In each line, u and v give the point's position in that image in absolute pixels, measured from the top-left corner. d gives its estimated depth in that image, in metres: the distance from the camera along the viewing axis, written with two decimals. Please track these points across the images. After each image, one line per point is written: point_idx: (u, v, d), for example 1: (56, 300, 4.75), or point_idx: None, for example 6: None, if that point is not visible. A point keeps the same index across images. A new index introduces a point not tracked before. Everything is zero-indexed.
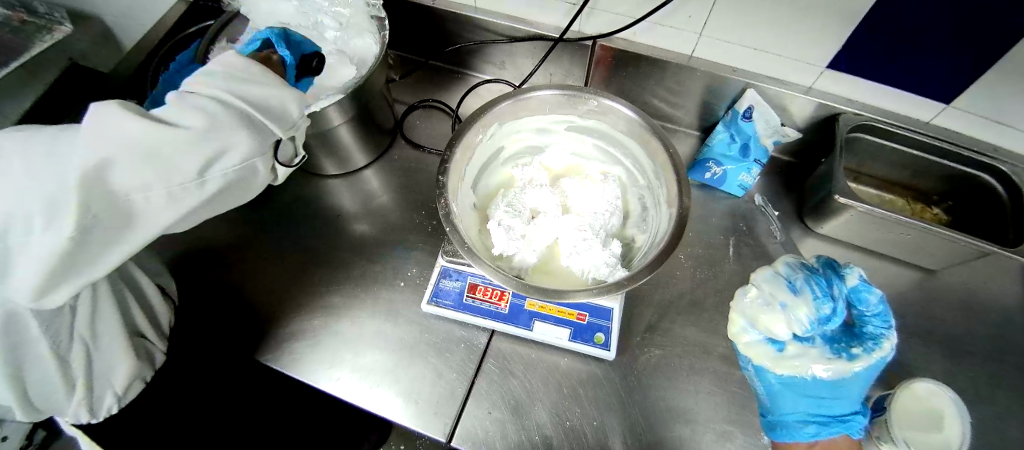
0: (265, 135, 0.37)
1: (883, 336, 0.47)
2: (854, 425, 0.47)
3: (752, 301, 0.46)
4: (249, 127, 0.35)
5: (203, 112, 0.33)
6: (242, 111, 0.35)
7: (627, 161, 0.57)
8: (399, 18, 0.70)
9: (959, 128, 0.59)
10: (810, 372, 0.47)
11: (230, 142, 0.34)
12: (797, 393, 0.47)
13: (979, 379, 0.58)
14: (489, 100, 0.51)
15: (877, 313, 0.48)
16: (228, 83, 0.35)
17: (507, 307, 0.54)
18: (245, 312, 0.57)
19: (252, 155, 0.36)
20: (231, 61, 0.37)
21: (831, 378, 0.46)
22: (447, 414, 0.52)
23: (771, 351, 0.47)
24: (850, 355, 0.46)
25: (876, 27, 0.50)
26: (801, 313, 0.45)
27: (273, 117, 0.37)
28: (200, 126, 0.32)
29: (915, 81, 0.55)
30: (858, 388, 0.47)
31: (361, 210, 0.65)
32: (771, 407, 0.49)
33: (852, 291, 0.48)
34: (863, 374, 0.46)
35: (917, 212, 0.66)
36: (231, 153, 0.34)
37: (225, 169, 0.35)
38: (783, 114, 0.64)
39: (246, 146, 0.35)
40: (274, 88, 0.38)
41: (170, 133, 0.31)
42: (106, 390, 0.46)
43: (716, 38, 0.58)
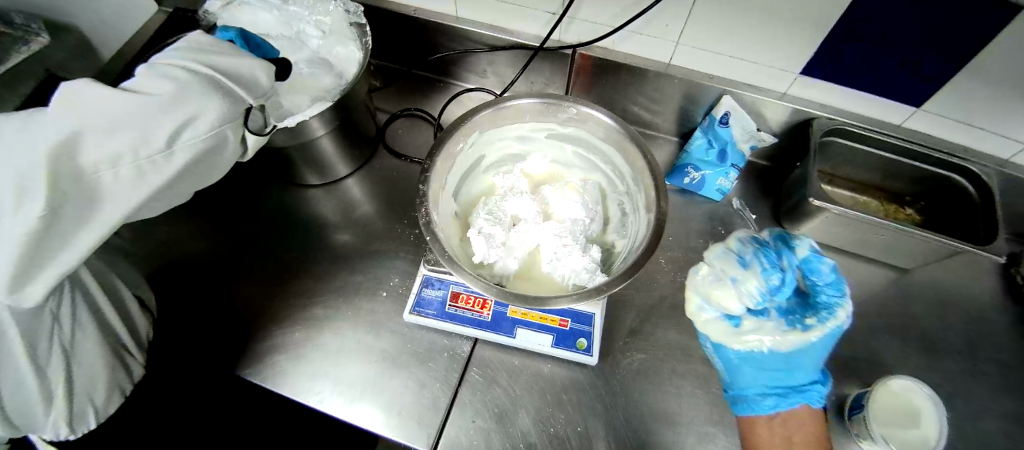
0: (235, 101, 0.36)
1: (835, 304, 0.48)
2: (812, 394, 0.48)
3: (705, 278, 0.47)
4: (219, 92, 0.35)
5: (171, 80, 0.33)
6: (209, 77, 0.35)
7: (606, 168, 0.58)
8: (380, 28, 0.70)
9: (929, 130, 0.61)
10: (766, 345, 0.48)
11: (198, 109, 0.34)
12: (754, 367, 0.49)
13: (953, 376, 0.60)
14: (469, 109, 0.52)
15: (829, 283, 0.49)
16: (198, 56, 0.36)
17: (490, 315, 0.55)
18: (226, 324, 0.57)
19: (221, 124, 0.35)
20: (200, 39, 0.38)
21: (785, 349, 0.48)
22: (431, 424, 0.52)
23: (727, 328, 0.48)
24: (802, 326, 0.48)
25: (845, 34, 0.51)
26: (752, 286, 0.45)
27: (243, 85, 0.37)
28: (166, 93, 0.32)
29: (883, 86, 0.57)
30: (814, 358, 0.48)
31: (343, 219, 0.65)
32: (732, 383, 0.50)
33: (803, 262, 0.49)
34: (817, 344, 0.48)
35: (891, 213, 0.67)
36: (198, 121, 0.34)
37: (194, 139, 0.34)
38: (759, 119, 0.66)
39: (214, 113, 0.34)
40: (242, 57, 0.38)
41: (138, 99, 0.31)
42: (86, 406, 0.45)
43: (692, 46, 0.59)
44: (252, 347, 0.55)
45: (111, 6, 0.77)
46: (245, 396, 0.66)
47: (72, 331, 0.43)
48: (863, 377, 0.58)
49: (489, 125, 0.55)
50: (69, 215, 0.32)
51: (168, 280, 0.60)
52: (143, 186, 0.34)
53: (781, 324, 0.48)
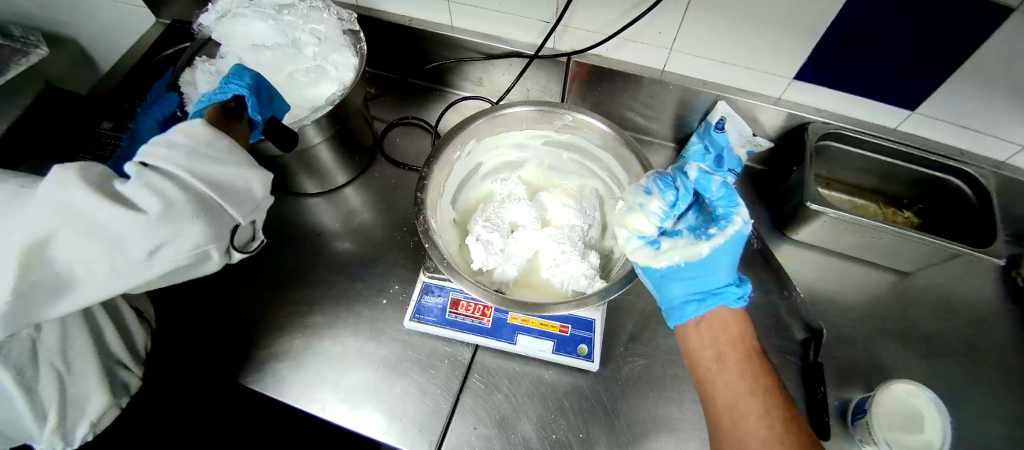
0: (221, 221, 0.37)
1: (733, 211, 0.47)
2: (727, 294, 0.46)
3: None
4: (206, 216, 0.35)
5: (162, 197, 0.33)
6: (201, 195, 0.35)
7: (603, 174, 0.58)
8: (377, 38, 0.71)
9: (924, 133, 0.62)
10: (680, 259, 0.47)
11: (181, 233, 0.33)
12: (671, 280, 0.48)
13: (955, 378, 0.59)
14: (466, 117, 0.52)
15: (723, 196, 0.48)
16: (192, 161, 0.35)
17: (490, 321, 0.55)
18: (225, 333, 0.56)
19: (205, 243, 0.35)
20: (197, 131, 0.37)
21: (695, 258, 0.47)
22: (432, 431, 0.51)
23: (644, 250, 0.48)
24: (704, 236, 0.47)
25: (839, 38, 0.52)
26: (653, 205, 0.48)
27: (233, 202, 0.37)
28: (152, 212, 0.32)
29: (878, 89, 0.58)
30: (725, 263, 0.47)
31: (342, 228, 0.65)
32: (660, 297, 0.49)
33: (696, 183, 0.48)
34: (725, 250, 0.46)
35: (889, 216, 0.68)
36: (179, 243, 0.34)
37: (174, 256, 0.34)
38: (755, 124, 0.66)
39: (196, 236, 0.34)
40: (237, 169, 0.38)
41: (123, 217, 0.31)
42: (82, 418, 0.45)
43: (687, 53, 0.60)
44: (251, 356, 0.55)
45: (110, 18, 0.78)
46: (247, 405, 0.65)
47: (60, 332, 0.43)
48: (866, 381, 0.58)
49: (488, 131, 0.55)
50: (42, 299, 0.32)
51: (166, 289, 0.60)
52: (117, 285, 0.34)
53: (689, 238, 0.48)
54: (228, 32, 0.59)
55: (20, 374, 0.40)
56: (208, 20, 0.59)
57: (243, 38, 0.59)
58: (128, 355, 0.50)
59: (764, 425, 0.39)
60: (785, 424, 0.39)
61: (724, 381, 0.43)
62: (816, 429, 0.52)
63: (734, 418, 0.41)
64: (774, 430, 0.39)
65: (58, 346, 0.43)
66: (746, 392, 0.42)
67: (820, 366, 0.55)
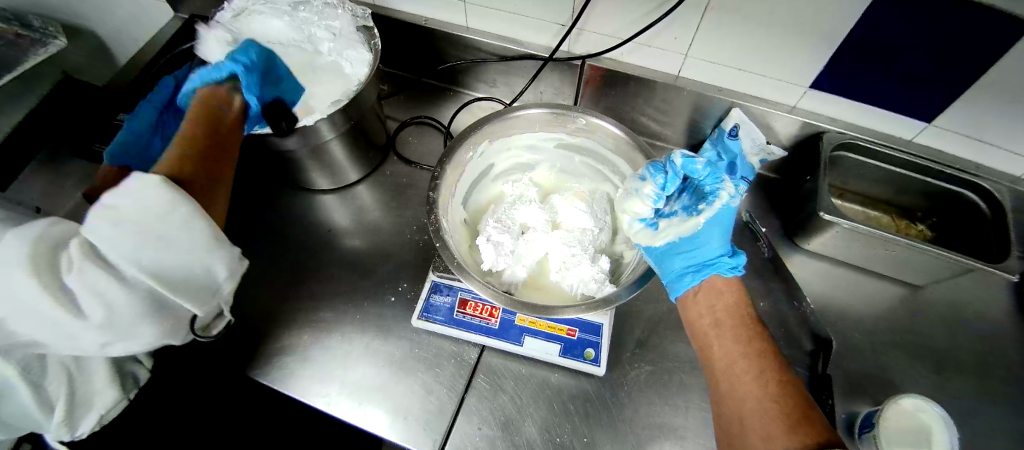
0: (176, 314, 0.33)
1: (721, 185, 0.47)
2: (720, 265, 0.48)
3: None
4: (155, 318, 0.32)
5: (104, 300, 0.29)
6: (150, 291, 0.31)
7: (615, 178, 0.58)
8: (393, 37, 0.71)
9: (940, 146, 0.61)
10: (674, 236, 0.48)
11: (131, 335, 0.31)
12: (667, 256, 0.49)
13: (965, 394, 0.59)
14: (480, 118, 0.52)
15: (711, 173, 0.48)
16: (142, 254, 0.30)
17: (498, 322, 0.55)
18: (233, 325, 0.57)
19: (158, 340, 0.33)
20: (150, 200, 0.30)
21: (688, 233, 0.48)
22: (437, 430, 0.51)
23: (644, 230, 0.50)
24: (695, 211, 0.48)
25: (857, 47, 0.51)
26: (645, 190, 0.47)
27: (189, 293, 0.33)
28: (94, 320, 0.29)
29: (894, 100, 0.57)
30: (716, 235, 0.47)
31: (353, 225, 0.66)
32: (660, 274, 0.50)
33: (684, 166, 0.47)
34: (715, 222, 0.47)
35: (902, 228, 0.67)
36: (130, 340, 0.32)
37: (128, 348, 0.32)
38: (768, 132, 0.66)
39: (146, 337, 0.32)
40: (194, 257, 0.32)
41: (63, 321, 0.28)
42: (90, 410, 0.45)
43: (702, 59, 0.59)
44: (260, 350, 0.55)
45: (129, 11, 0.79)
46: (252, 397, 0.66)
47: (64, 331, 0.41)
48: (874, 395, 0.58)
49: (503, 131, 0.55)
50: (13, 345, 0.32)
51: None
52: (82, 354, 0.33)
53: (682, 216, 0.49)
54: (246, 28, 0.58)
55: (28, 371, 0.38)
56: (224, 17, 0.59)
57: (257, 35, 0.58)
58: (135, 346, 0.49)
59: (759, 385, 0.41)
60: (781, 385, 0.41)
61: (720, 345, 0.45)
62: None
63: (731, 379, 0.43)
64: (769, 390, 0.41)
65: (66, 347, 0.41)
66: (740, 354, 0.44)
67: (828, 378, 0.54)
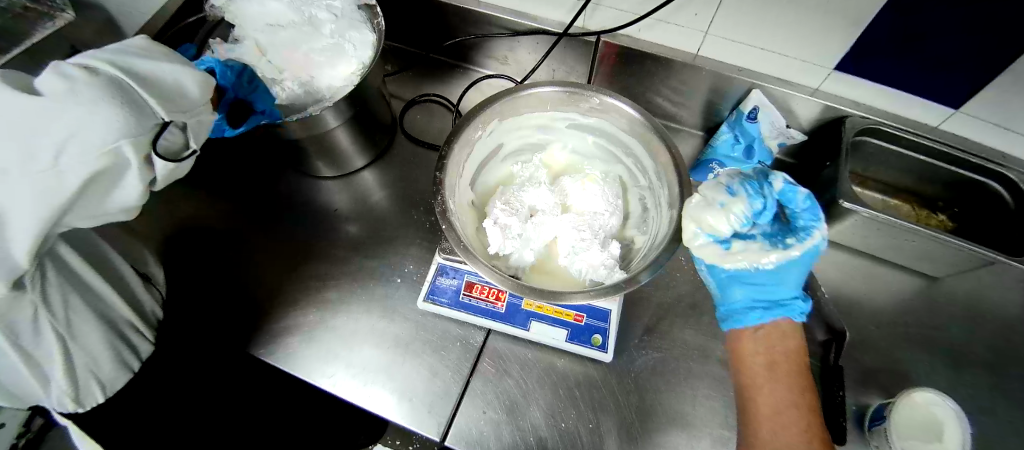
0: (142, 114, 0.32)
1: (815, 226, 0.46)
2: (794, 308, 0.46)
3: (695, 203, 0.44)
4: (117, 99, 0.31)
5: (66, 79, 0.30)
6: (114, 80, 0.32)
7: (628, 160, 0.56)
8: (401, 12, 0.69)
9: (968, 133, 0.58)
10: (752, 265, 0.45)
11: (87, 118, 0.30)
12: (737, 286, 0.47)
13: (976, 390, 0.57)
14: (489, 96, 0.50)
15: (807, 207, 0.47)
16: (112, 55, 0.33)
17: (504, 306, 0.54)
18: (238, 304, 0.56)
19: (115, 141, 0.31)
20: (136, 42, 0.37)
21: (770, 267, 0.45)
22: (442, 413, 0.51)
23: (716, 249, 0.46)
24: (783, 245, 0.46)
25: (885, 29, 0.49)
26: (738, 209, 0.44)
27: (156, 95, 0.33)
28: (55, 93, 0.29)
29: (923, 84, 0.54)
30: (794, 277, 0.46)
31: (358, 206, 0.65)
32: (721, 300, 0.49)
33: (783, 193, 0.46)
34: (798, 263, 0.45)
35: (922, 219, 0.65)
36: (84, 132, 0.30)
37: (82, 157, 0.30)
38: (788, 115, 0.63)
39: (102, 121, 0.30)
40: (166, 64, 0.35)
41: (25, 101, 0.29)
42: (91, 382, 0.46)
43: (722, 37, 0.57)
44: (262, 330, 0.55)
45: None
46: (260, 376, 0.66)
47: (61, 295, 0.41)
48: (885, 386, 0.57)
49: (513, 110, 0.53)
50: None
51: (180, 254, 0.60)
52: (49, 200, 0.31)
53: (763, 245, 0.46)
54: (244, 15, 0.56)
55: (14, 334, 0.38)
56: (218, 1, 0.56)
57: (256, 20, 0.57)
58: (132, 316, 0.49)
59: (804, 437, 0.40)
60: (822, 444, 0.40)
61: (770, 389, 0.43)
62: (833, 434, 0.50)
63: (774, 429, 0.41)
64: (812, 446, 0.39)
65: (62, 314, 0.41)
66: (791, 404, 0.42)
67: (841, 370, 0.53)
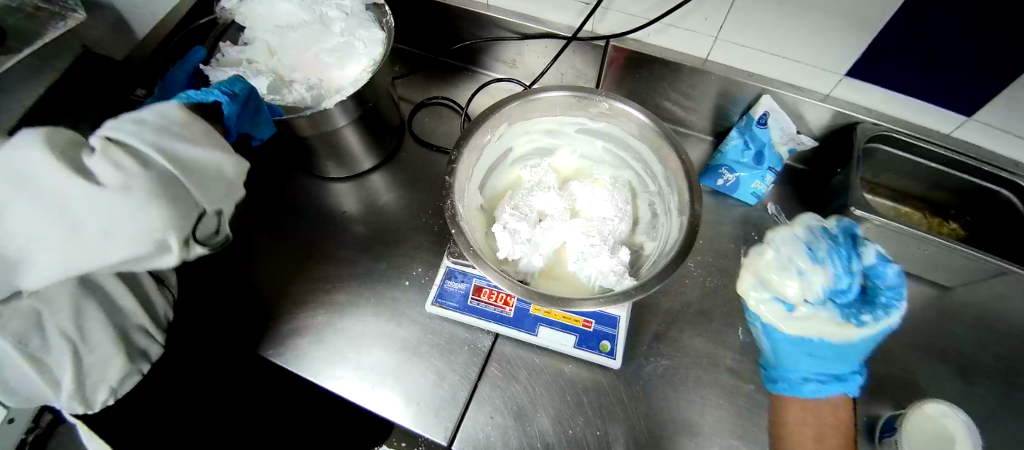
0: (186, 210, 0.34)
1: (894, 306, 0.47)
2: (851, 383, 0.48)
3: (770, 262, 0.49)
4: (168, 201, 0.32)
5: (122, 169, 0.30)
6: (163, 173, 0.32)
7: (638, 165, 0.56)
8: (411, 15, 0.69)
9: (981, 141, 0.57)
10: (817, 334, 0.48)
11: (138, 219, 0.31)
12: (797, 355, 0.49)
13: (989, 401, 0.57)
14: (498, 100, 0.50)
15: (891, 285, 0.48)
16: (159, 136, 0.32)
17: (513, 311, 0.54)
18: (246, 306, 0.56)
19: (160, 232, 0.32)
20: (170, 110, 0.34)
21: (836, 340, 0.47)
22: (449, 417, 0.51)
23: (781, 312, 0.48)
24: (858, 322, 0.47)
25: (897, 35, 0.48)
26: (817, 281, 0.47)
27: (202, 190, 0.34)
28: (112, 188, 0.30)
29: (935, 91, 0.54)
30: (857, 353, 0.48)
31: (367, 209, 0.65)
32: (775, 363, 0.51)
33: (868, 267, 0.48)
34: (866, 340, 0.47)
35: (934, 227, 0.64)
36: (134, 231, 0.31)
37: (126, 247, 0.31)
38: (798, 121, 0.63)
39: (152, 223, 0.31)
40: (214, 153, 0.35)
41: (80, 189, 0.29)
42: (101, 383, 0.45)
43: (731, 42, 0.56)
44: (269, 332, 0.55)
45: None
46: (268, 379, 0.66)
47: (70, 300, 0.41)
48: (896, 397, 0.56)
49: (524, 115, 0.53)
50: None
51: None
52: (71, 267, 0.32)
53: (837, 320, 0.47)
54: (254, 16, 0.57)
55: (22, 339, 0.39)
56: (228, 3, 0.56)
57: (266, 21, 0.57)
58: (146, 321, 0.49)
59: None
60: None
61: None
62: None
63: None
64: None
65: (71, 317, 0.42)
66: None
67: None
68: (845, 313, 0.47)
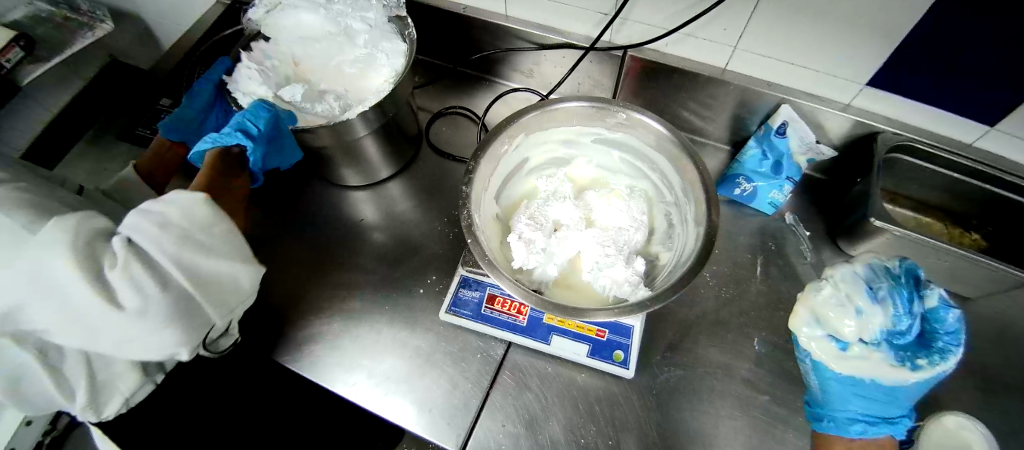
0: (199, 322, 0.36)
1: (951, 352, 0.46)
2: (900, 427, 0.48)
3: (826, 300, 0.49)
4: (181, 322, 0.34)
5: (141, 291, 0.32)
6: (181, 291, 0.35)
7: (653, 175, 0.56)
8: (430, 26, 0.70)
9: (1008, 152, 0.56)
10: (869, 375, 0.47)
11: (155, 339, 0.34)
12: (849, 396, 0.48)
13: (1015, 419, 0.55)
14: (516, 110, 0.51)
15: (949, 330, 0.47)
16: (179, 250, 0.34)
17: (526, 320, 0.54)
18: (264, 311, 0.58)
19: (174, 348, 0.35)
20: (193, 210, 0.35)
21: (888, 383, 0.47)
22: (461, 424, 0.51)
23: (832, 348, 0.49)
24: (913, 365, 0.46)
25: (921, 45, 0.47)
26: (874, 321, 0.47)
27: (215, 300, 0.37)
28: (131, 313, 0.32)
29: (959, 101, 0.52)
30: (908, 398, 0.48)
31: (383, 216, 0.66)
32: (820, 401, 0.50)
33: (928, 311, 0.47)
34: (919, 385, 0.47)
35: (956, 237, 0.62)
36: (150, 344, 0.34)
37: (141, 352, 0.34)
38: (817, 131, 0.62)
39: (166, 342, 0.34)
40: (230, 263, 0.37)
41: (100, 310, 0.31)
42: (114, 394, 0.42)
43: (750, 51, 0.56)
44: (288, 337, 0.56)
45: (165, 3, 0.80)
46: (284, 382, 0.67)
47: None
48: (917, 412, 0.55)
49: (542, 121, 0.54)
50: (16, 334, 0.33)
51: None
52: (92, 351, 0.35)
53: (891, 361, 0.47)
54: (279, 26, 0.57)
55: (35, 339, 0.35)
56: (256, 14, 0.57)
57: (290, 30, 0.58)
58: None
59: None
60: None
61: None
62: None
63: None
64: None
65: None
66: None
67: None
68: (899, 356, 0.47)
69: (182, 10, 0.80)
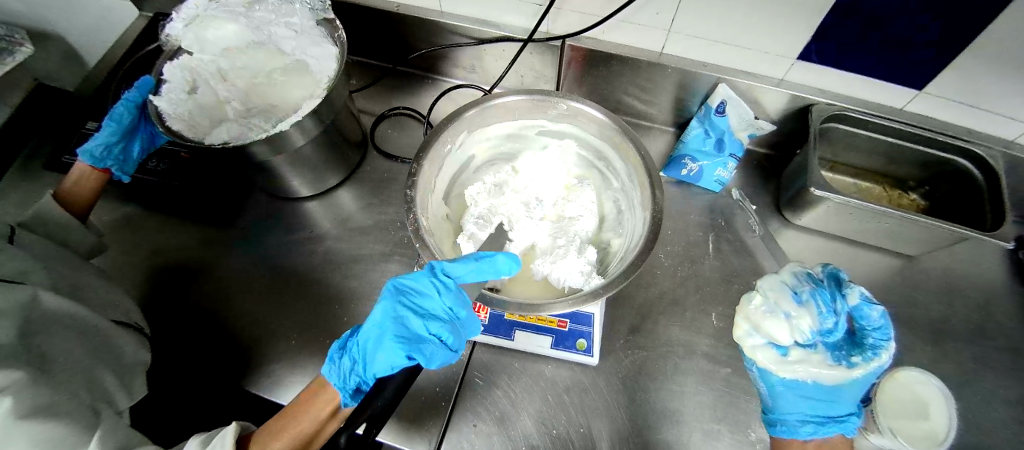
0: None
1: (883, 346, 0.47)
2: (848, 426, 0.46)
3: (757, 308, 0.47)
4: None
5: None
6: None
7: (599, 164, 0.57)
8: (366, 28, 0.69)
9: (933, 114, 0.59)
10: (809, 377, 0.46)
11: None
12: (796, 399, 0.47)
13: (964, 364, 0.58)
14: (455, 109, 0.50)
15: (878, 326, 0.48)
16: None
17: (488, 317, 0.56)
18: (220, 336, 0.56)
19: None
20: None
21: (830, 382, 0.46)
22: (431, 430, 0.50)
23: (772, 357, 0.47)
24: (848, 363, 0.47)
25: (846, 18, 0.49)
26: (804, 323, 0.46)
27: None
28: None
29: (881, 71, 0.55)
30: (853, 394, 0.47)
31: (335, 226, 0.64)
32: (767, 406, 0.49)
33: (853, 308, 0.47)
34: (860, 382, 0.47)
35: (894, 199, 0.66)
36: None
37: None
38: (757, 107, 0.63)
39: None
40: None
41: None
42: None
43: (683, 34, 0.57)
44: (248, 359, 0.54)
45: (81, 19, 0.76)
46: None
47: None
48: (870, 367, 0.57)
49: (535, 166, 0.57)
50: None
51: (157, 287, 0.60)
52: None
53: (829, 360, 0.47)
54: (201, 40, 0.55)
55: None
56: (173, 30, 0.54)
57: (213, 44, 0.56)
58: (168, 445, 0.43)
59: None
60: None
61: None
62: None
63: None
64: None
65: None
66: None
67: None
68: (836, 356, 0.47)
69: (104, 26, 0.77)
